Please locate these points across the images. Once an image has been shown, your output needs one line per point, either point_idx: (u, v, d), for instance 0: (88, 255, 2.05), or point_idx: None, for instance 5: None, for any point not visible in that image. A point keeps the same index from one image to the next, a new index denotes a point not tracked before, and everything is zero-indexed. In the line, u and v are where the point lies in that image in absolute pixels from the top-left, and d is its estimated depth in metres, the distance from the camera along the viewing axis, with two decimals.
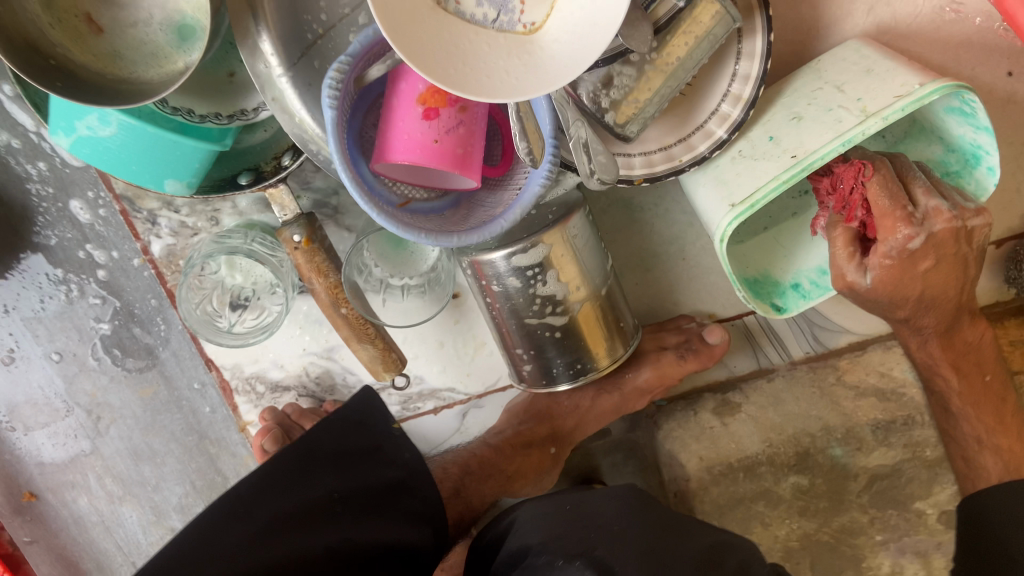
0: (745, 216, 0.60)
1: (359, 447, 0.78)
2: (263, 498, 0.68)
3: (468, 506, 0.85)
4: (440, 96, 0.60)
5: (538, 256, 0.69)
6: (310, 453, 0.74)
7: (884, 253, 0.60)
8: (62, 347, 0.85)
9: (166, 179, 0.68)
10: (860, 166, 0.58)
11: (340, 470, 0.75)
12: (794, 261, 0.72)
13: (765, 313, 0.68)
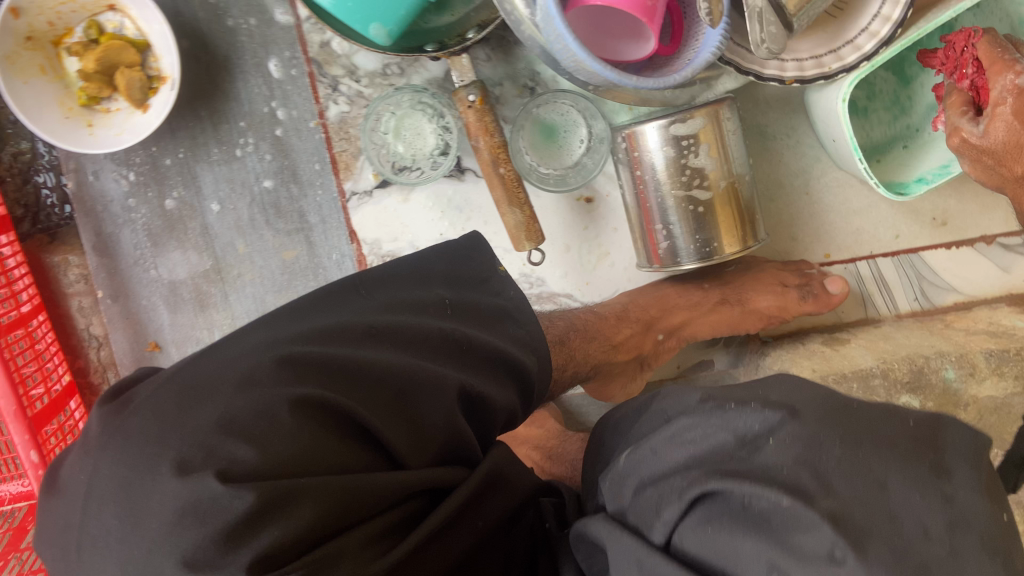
0: (864, 72, 0.78)
1: (470, 275, 0.70)
2: (368, 295, 0.62)
3: (573, 359, 0.79)
4: None
5: (695, 127, 0.76)
6: (422, 271, 0.67)
7: (996, 99, 0.67)
8: (223, 198, 0.91)
9: (371, 24, 0.77)
10: (971, 32, 0.71)
11: (453, 287, 0.67)
12: (916, 167, 0.83)
13: (887, 190, 0.78)
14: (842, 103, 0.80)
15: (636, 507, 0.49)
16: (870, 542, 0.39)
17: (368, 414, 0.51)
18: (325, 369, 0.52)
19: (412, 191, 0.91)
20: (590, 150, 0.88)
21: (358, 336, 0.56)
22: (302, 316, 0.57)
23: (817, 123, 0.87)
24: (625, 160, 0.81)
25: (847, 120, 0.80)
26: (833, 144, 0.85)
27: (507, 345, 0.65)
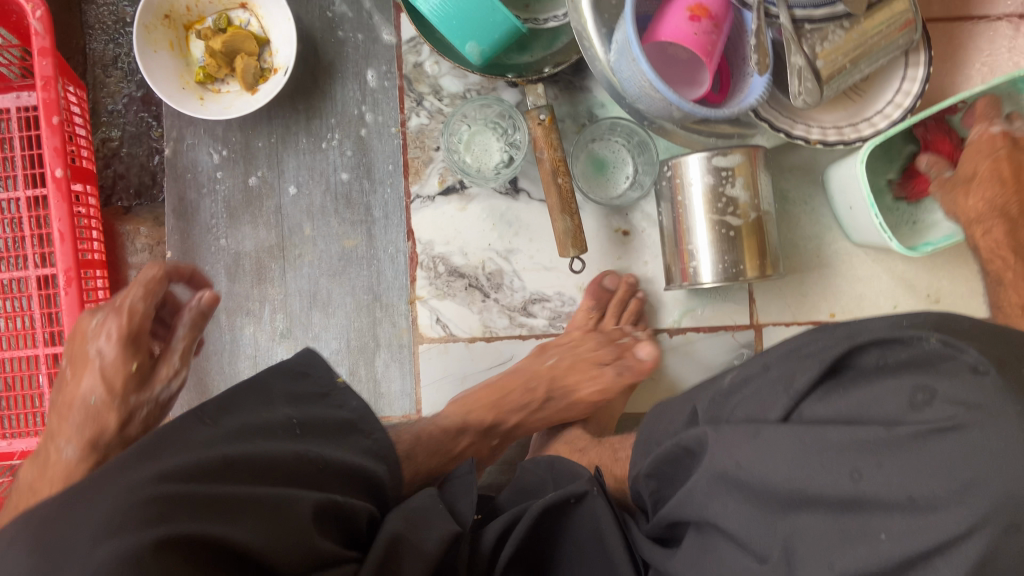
0: (879, 140, 0.89)
1: (310, 392, 0.73)
2: (175, 443, 0.57)
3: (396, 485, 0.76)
4: (705, 9, 0.84)
5: (733, 161, 0.87)
6: (262, 390, 0.69)
7: (975, 138, 0.87)
8: (301, 182, 1.01)
9: (468, 42, 0.91)
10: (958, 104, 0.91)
11: (295, 405, 0.70)
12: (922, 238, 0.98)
13: (898, 243, 0.89)
14: (859, 164, 0.90)
15: (748, 402, 0.56)
16: (1006, 364, 0.45)
17: (250, 541, 0.54)
18: (192, 505, 0.53)
19: (470, 202, 1.01)
20: (635, 186, 1.00)
21: (211, 472, 0.56)
22: (135, 458, 0.55)
23: (832, 192, 0.99)
24: (667, 189, 0.92)
25: (864, 178, 0.90)
26: (848, 211, 0.96)
27: (354, 457, 0.69)
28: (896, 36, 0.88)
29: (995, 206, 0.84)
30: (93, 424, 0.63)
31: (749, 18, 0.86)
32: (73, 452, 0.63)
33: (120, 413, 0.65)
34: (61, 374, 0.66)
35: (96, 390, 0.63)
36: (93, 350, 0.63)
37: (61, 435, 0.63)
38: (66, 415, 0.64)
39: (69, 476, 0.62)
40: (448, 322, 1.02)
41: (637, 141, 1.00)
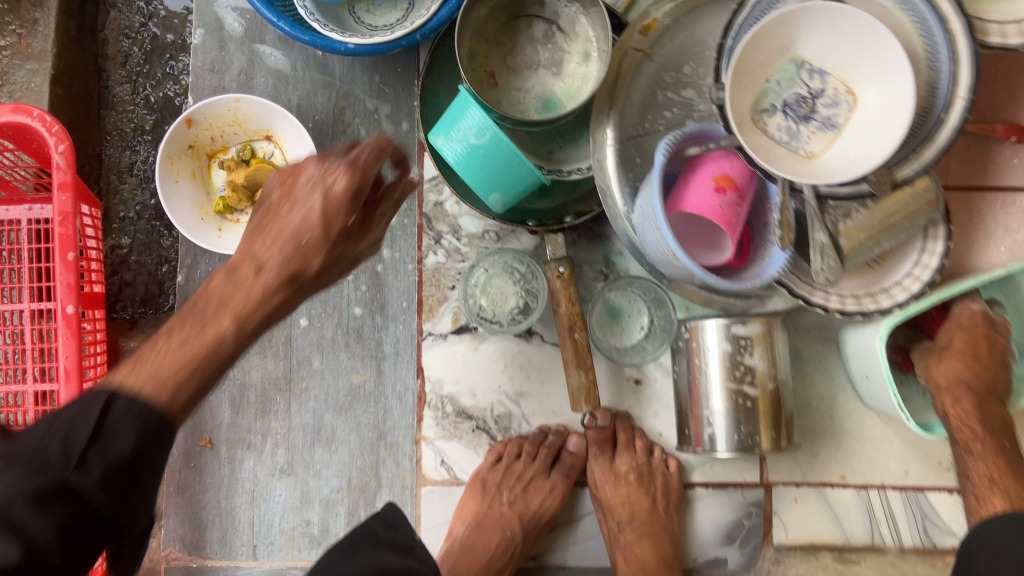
0: (899, 318, 0.90)
1: (397, 542, 0.74)
2: None
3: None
4: (729, 181, 0.85)
5: (752, 330, 0.87)
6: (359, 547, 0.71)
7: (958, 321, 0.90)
8: (315, 314, 1.00)
9: (492, 193, 0.90)
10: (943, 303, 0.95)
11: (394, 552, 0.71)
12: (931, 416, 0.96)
13: (915, 426, 0.88)
14: (878, 342, 0.91)
15: None
16: None
17: None
18: None
19: (482, 341, 1.00)
20: (649, 336, 0.99)
21: None
22: None
23: (848, 357, 0.98)
24: (683, 349, 0.92)
25: (883, 356, 0.90)
26: (864, 378, 0.96)
27: None
28: (916, 214, 0.88)
29: (963, 378, 0.87)
30: (299, 260, 0.62)
31: (773, 190, 0.86)
32: (273, 280, 0.62)
33: (324, 256, 0.63)
34: (268, 199, 0.65)
35: (311, 237, 0.62)
36: (314, 193, 0.63)
37: (264, 260, 0.62)
38: (274, 238, 0.63)
39: (266, 299, 0.62)
40: (453, 464, 1.00)
41: (654, 296, 0.99)
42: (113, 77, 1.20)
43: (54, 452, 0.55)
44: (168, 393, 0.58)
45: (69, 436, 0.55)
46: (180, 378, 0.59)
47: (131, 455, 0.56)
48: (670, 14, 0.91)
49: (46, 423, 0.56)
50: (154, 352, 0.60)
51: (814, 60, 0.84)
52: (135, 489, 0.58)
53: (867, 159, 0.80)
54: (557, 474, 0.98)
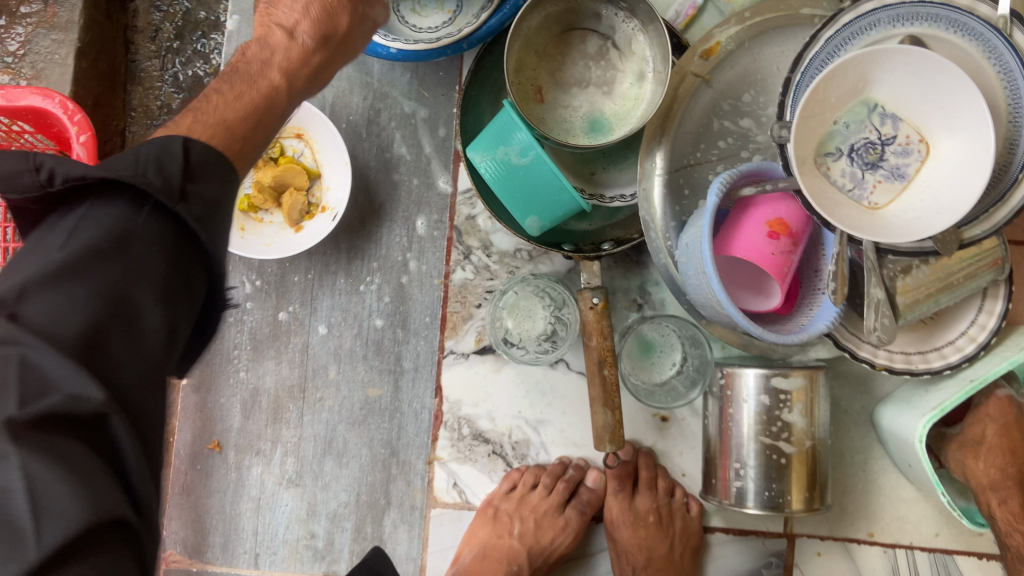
0: (936, 417, 0.83)
1: None
2: None
3: None
4: (785, 227, 0.79)
5: (793, 384, 0.83)
6: None
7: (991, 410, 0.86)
8: (334, 322, 0.96)
9: (529, 216, 0.86)
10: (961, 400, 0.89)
11: None
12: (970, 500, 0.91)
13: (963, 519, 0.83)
14: (918, 441, 0.84)
15: None
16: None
17: None
18: None
19: (505, 364, 0.95)
20: (681, 373, 0.94)
21: None
22: None
23: (881, 423, 0.93)
24: (717, 395, 0.88)
25: (925, 457, 0.84)
26: (908, 468, 0.91)
27: None
28: (978, 275, 0.83)
29: (1008, 475, 0.83)
30: (327, 20, 0.70)
31: (829, 238, 0.82)
32: (308, 40, 0.70)
33: (349, 15, 0.71)
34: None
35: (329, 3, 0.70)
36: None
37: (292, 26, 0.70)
38: (294, 4, 0.70)
39: (306, 59, 0.69)
40: (465, 488, 0.96)
41: (690, 334, 0.94)
42: (142, 50, 1.15)
43: (151, 181, 0.52)
44: (229, 141, 0.61)
45: (162, 168, 0.53)
46: (242, 125, 0.63)
47: (218, 196, 0.56)
48: (733, 39, 0.86)
49: (127, 157, 0.53)
50: (209, 105, 0.63)
51: (889, 105, 0.77)
52: (222, 225, 0.56)
53: (935, 223, 0.74)
54: (572, 511, 0.94)
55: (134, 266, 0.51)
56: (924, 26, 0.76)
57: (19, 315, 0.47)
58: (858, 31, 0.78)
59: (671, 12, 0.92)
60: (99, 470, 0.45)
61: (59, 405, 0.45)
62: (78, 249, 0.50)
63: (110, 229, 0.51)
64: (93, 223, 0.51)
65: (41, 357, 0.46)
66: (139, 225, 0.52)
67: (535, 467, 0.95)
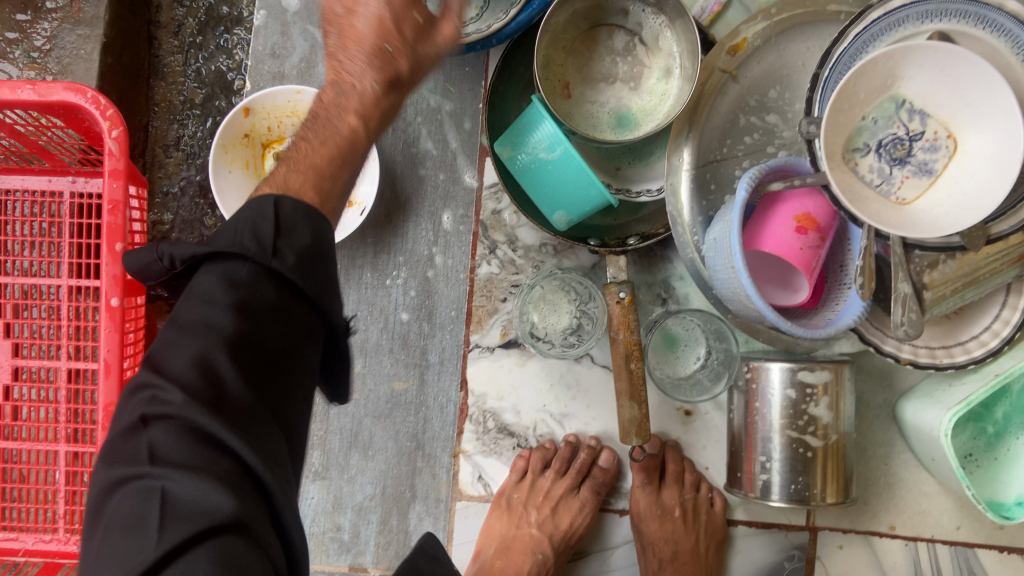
0: (961, 411, 0.83)
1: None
2: None
3: None
4: (813, 222, 0.80)
5: (820, 378, 0.83)
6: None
7: None
8: (359, 316, 0.97)
9: (557, 211, 0.87)
10: None
11: None
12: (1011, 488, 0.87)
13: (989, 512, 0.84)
14: (943, 435, 0.84)
15: None
16: None
17: None
18: None
19: (530, 357, 0.96)
20: (705, 367, 0.95)
21: None
22: None
23: (904, 417, 0.94)
24: (743, 390, 0.88)
25: (950, 451, 0.84)
26: (930, 460, 0.91)
27: None
28: (1004, 270, 0.83)
29: None
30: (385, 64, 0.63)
31: (856, 232, 0.82)
32: (376, 86, 0.64)
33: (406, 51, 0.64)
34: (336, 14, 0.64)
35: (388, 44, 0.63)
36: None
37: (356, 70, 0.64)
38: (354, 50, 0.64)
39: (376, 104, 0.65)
40: (490, 481, 0.97)
41: (714, 328, 0.95)
42: (164, 45, 1.16)
43: (248, 244, 0.59)
44: (318, 192, 0.63)
45: (256, 232, 0.59)
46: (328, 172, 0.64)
47: (312, 244, 0.61)
48: (760, 34, 0.86)
49: (232, 224, 0.60)
50: (300, 156, 0.64)
51: (917, 101, 0.78)
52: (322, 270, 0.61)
53: (963, 217, 0.74)
54: (587, 491, 0.95)
55: (237, 301, 0.58)
56: (953, 23, 0.77)
57: (161, 361, 0.57)
58: (886, 27, 0.79)
59: (696, 7, 0.93)
60: (218, 472, 0.53)
61: (177, 430, 0.53)
62: (196, 301, 0.58)
63: (221, 272, 0.59)
64: (208, 273, 0.59)
65: (167, 395, 0.54)
66: (243, 278, 0.58)
67: (542, 448, 0.96)
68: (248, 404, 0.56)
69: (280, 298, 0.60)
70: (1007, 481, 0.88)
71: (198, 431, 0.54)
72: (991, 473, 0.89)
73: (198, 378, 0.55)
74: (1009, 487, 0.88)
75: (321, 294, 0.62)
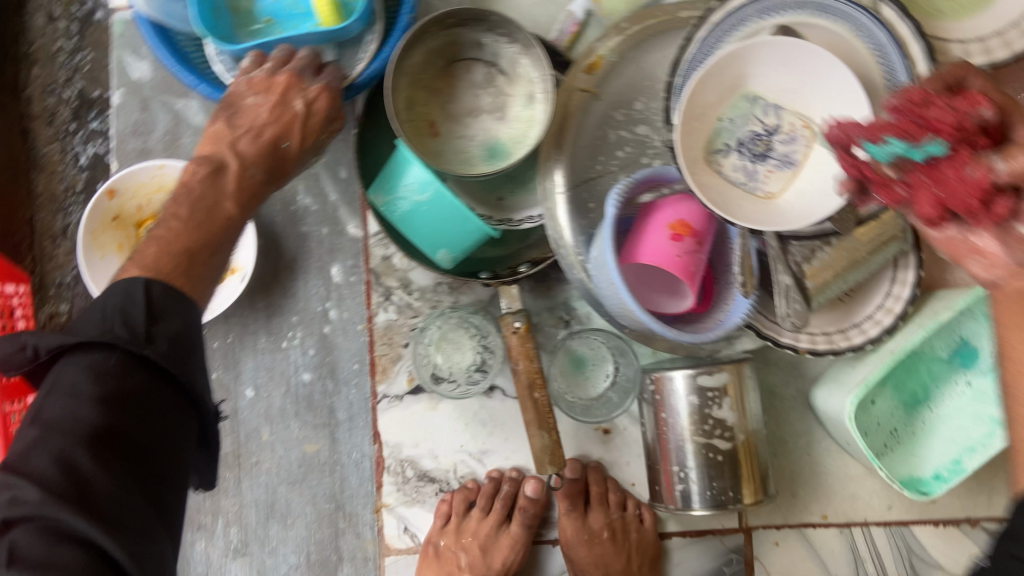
0: (861, 394, 0.84)
1: None
2: None
3: None
4: (686, 227, 0.80)
5: (719, 380, 0.84)
6: None
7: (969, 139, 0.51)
8: (260, 384, 0.95)
9: (439, 250, 0.86)
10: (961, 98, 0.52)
11: None
12: (927, 461, 0.90)
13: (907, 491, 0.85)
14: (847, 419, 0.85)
15: None
16: None
17: None
18: None
19: (441, 400, 0.94)
20: (614, 385, 0.94)
21: None
22: None
23: (818, 405, 0.94)
24: (650, 405, 0.88)
25: (858, 435, 0.84)
26: (845, 445, 0.92)
27: None
28: (884, 248, 0.83)
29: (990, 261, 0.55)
30: (273, 154, 0.77)
31: (733, 231, 0.83)
32: (258, 172, 0.75)
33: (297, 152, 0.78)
34: (243, 101, 0.77)
35: (289, 140, 0.78)
36: (298, 103, 0.77)
37: (248, 155, 0.75)
38: (247, 136, 0.76)
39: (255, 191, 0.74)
40: (417, 531, 0.95)
41: (617, 344, 0.94)
42: (41, 136, 1.06)
43: (119, 331, 0.58)
44: (190, 275, 0.65)
45: (127, 317, 0.59)
46: (195, 255, 0.66)
47: (182, 330, 0.61)
48: (614, 50, 0.87)
49: (97, 312, 0.60)
50: (163, 233, 0.66)
51: (769, 96, 0.79)
52: (195, 355, 0.61)
53: (827, 201, 0.76)
54: (518, 526, 0.93)
55: (106, 390, 0.56)
56: (792, 16, 0.80)
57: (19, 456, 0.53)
58: (730, 28, 0.80)
59: (555, 30, 0.93)
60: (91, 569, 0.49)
61: (39, 532, 0.49)
62: (62, 395, 0.56)
63: (88, 363, 0.57)
64: (72, 365, 0.57)
65: (23, 494, 0.50)
66: (109, 365, 0.57)
67: (464, 488, 0.94)
68: (117, 495, 0.53)
69: (151, 382, 0.59)
70: (922, 454, 0.90)
71: (62, 530, 0.50)
72: (905, 448, 0.91)
73: (60, 473, 0.51)
74: (926, 460, 0.90)
75: (192, 374, 0.61)
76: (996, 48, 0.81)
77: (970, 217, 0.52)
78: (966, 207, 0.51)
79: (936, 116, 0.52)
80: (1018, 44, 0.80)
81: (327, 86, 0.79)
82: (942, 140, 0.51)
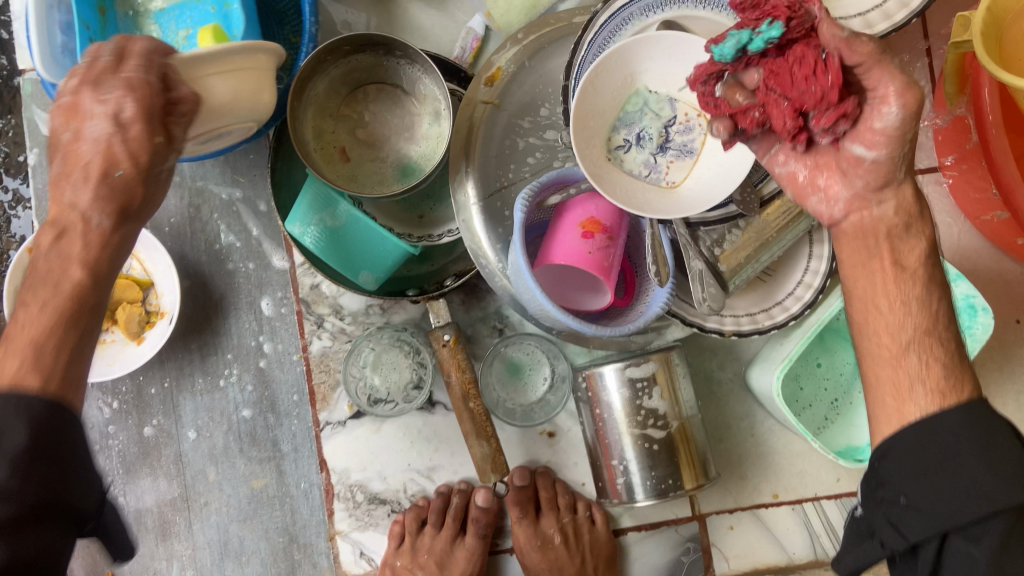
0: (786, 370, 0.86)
1: None
2: None
3: None
4: (596, 224, 0.81)
5: (647, 370, 0.85)
6: None
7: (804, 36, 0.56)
8: (201, 425, 0.95)
9: (361, 272, 0.86)
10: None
11: None
12: (861, 428, 0.92)
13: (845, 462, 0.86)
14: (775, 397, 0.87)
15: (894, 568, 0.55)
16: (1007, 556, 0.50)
17: None
18: None
19: (383, 422, 0.95)
20: (552, 388, 0.96)
21: None
22: None
23: (753, 385, 0.95)
24: (585, 403, 0.88)
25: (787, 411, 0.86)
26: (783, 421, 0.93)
27: None
28: (792, 226, 0.84)
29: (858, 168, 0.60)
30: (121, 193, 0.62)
31: (645, 222, 0.84)
32: (105, 220, 0.62)
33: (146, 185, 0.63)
34: (60, 140, 0.62)
35: (127, 147, 0.61)
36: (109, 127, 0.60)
37: (84, 203, 0.61)
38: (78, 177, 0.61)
39: (110, 241, 0.63)
40: (373, 554, 0.95)
41: (550, 347, 0.95)
42: None
43: None
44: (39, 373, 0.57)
45: None
46: (52, 351, 0.58)
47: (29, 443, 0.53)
48: (512, 61, 0.88)
49: None
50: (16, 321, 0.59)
51: (661, 89, 0.81)
52: (55, 457, 0.54)
53: (725, 180, 0.79)
54: (472, 537, 0.93)
55: None
56: (675, 10, 0.82)
57: None
58: (616, 27, 0.81)
59: (456, 48, 0.95)
60: None
61: None
62: None
63: None
64: None
65: None
66: None
67: (414, 507, 0.94)
68: None
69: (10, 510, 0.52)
70: (856, 422, 0.93)
71: None
72: (839, 418, 0.94)
73: None
74: (860, 428, 0.92)
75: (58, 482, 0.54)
76: (878, 21, 0.81)
77: (818, 112, 0.57)
78: (820, 100, 0.56)
79: (772, 2, 0.56)
80: (898, 14, 0.80)
81: (149, 76, 0.61)
82: (780, 23, 0.56)
